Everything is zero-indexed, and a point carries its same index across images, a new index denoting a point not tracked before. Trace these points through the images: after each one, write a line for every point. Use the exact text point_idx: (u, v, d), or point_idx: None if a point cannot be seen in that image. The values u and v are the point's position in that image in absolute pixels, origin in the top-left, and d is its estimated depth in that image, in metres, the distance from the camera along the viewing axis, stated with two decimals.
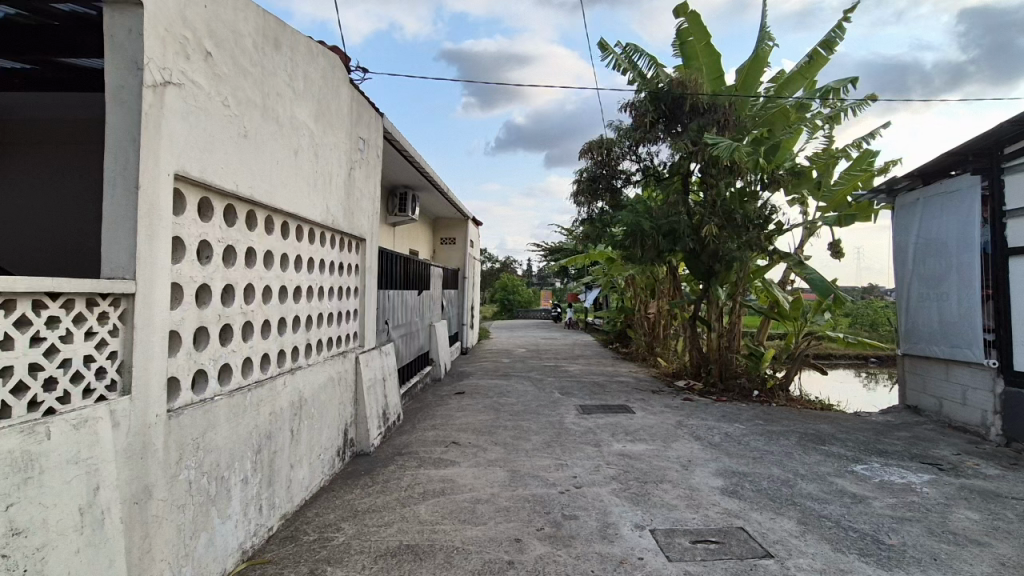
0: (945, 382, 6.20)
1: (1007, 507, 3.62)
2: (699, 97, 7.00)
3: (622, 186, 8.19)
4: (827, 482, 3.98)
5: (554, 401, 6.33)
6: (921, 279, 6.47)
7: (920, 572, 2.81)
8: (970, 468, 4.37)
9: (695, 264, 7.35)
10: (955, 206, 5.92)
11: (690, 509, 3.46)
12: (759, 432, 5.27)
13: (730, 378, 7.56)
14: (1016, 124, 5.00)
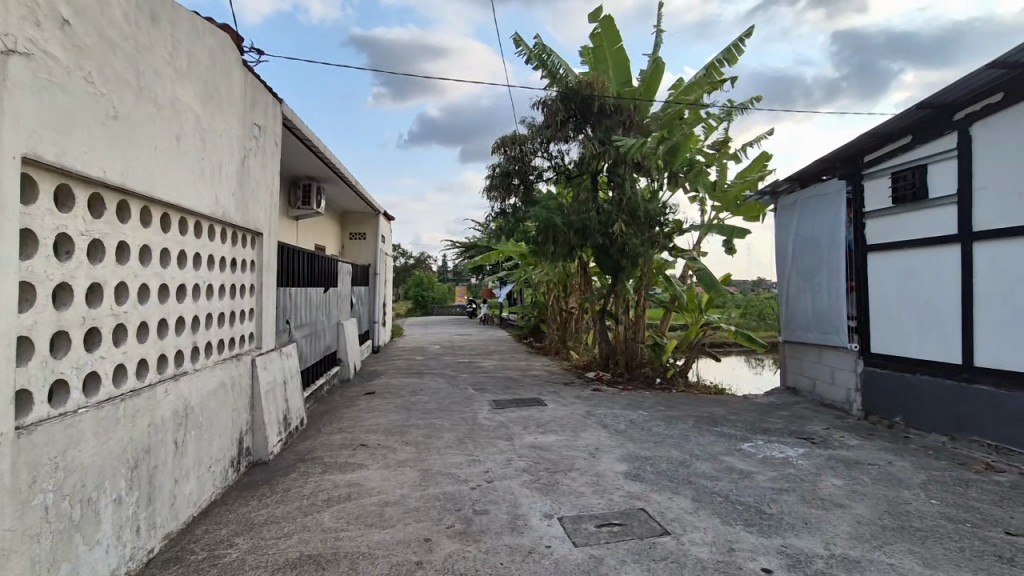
0: (817, 365, 6.95)
1: (864, 472, 4.13)
2: (605, 99, 7.30)
3: (534, 182, 8.30)
4: (719, 461, 4.31)
5: (468, 397, 6.32)
6: (799, 273, 7.19)
7: (794, 535, 3.13)
8: (837, 440, 4.93)
9: (604, 259, 7.63)
10: (826, 207, 6.63)
11: (596, 494, 3.61)
12: (660, 417, 5.60)
13: (635, 367, 8.02)
14: (873, 135, 5.69)
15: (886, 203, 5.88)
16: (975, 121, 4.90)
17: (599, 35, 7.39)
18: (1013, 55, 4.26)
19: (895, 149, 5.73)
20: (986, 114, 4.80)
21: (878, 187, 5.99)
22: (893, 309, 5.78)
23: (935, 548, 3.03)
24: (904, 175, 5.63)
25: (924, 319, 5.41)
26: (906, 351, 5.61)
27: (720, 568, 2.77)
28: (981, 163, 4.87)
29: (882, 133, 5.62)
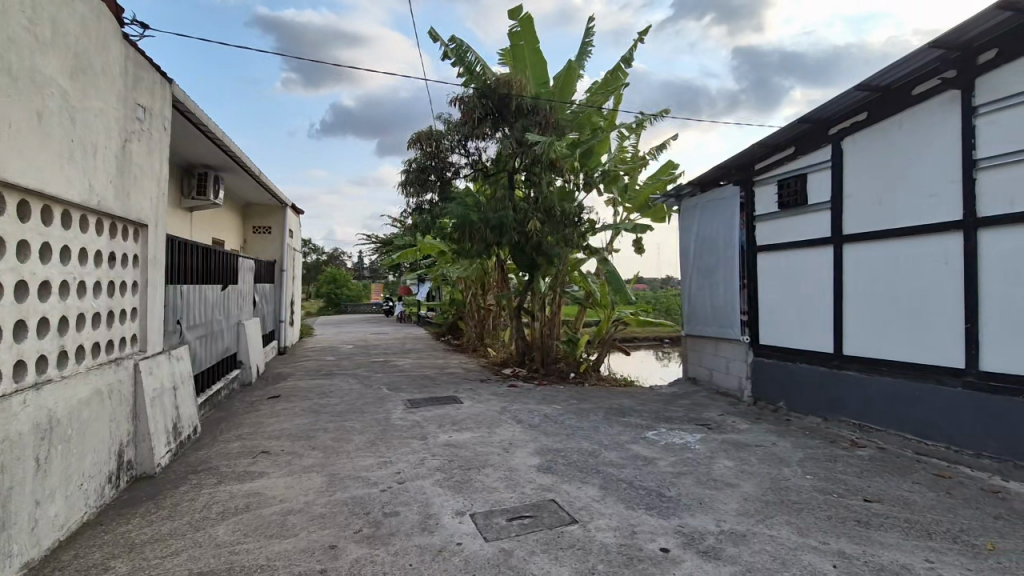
0: (713, 357, 7.50)
1: (751, 453, 4.53)
2: (522, 99, 7.39)
3: (452, 178, 8.23)
4: (625, 450, 4.53)
5: (381, 398, 6.16)
6: (699, 271, 7.72)
7: (690, 515, 3.37)
8: (729, 425, 5.36)
9: (520, 257, 7.72)
10: (723, 210, 7.17)
11: (508, 488, 3.66)
12: (572, 410, 5.78)
13: (550, 363, 8.26)
14: (762, 146, 6.25)
15: (772, 208, 6.47)
16: (845, 136, 5.51)
17: (517, 34, 7.47)
18: (876, 79, 4.84)
19: (780, 160, 6.31)
20: (854, 130, 5.42)
21: (767, 193, 6.57)
22: (778, 304, 6.37)
23: (808, 518, 3.39)
24: (789, 183, 6.22)
25: (804, 312, 6.02)
26: (788, 342, 6.22)
27: (623, 551, 2.91)
28: (850, 173, 5.48)
29: (769, 144, 6.17)
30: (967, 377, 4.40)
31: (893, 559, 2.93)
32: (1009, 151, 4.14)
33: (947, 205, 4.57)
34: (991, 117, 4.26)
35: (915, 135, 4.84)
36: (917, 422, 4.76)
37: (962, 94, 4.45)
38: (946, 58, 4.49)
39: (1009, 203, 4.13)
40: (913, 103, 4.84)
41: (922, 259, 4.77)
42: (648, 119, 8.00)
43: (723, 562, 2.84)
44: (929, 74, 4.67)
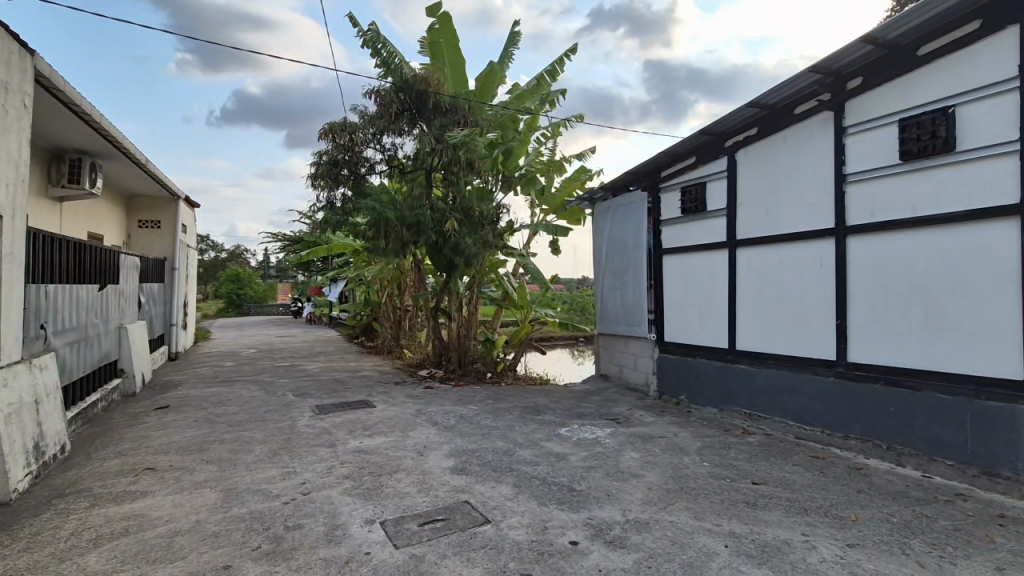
0: (623, 354, 7.86)
1: (655, 444, 4.80)
2: (441, 97, 7.32)
3: (365, 174, 7.94)
4: (539, 447, 4.62)
5: (286, 404, 5.83)
6: (610, 272, 8.06)
7: (598, 507, 3.50)
8: (637, 419, 5.64)
9: (438, 257, 7.63)
10: (632, 214, 7.53)
11: (421, 493, 3.59)
12: (488, 410, 5.80)
13: (467, 363, 8.24)
14: (667, 155, 6.64)
15: (676, 213, 6.90)
16: (739, 148, 6.00)
17: (436, 31, 7.38)
18: (765, 98, 5.31)
19: (683, 168, 6.75)
20: (746, 143, 5.90)
21: (671, 199, 7.00)
22: (680, 303, 6.80)
23: (704, 502, 3.65)
24: (690, 190, 6.64)
25: (702, 311, 6.47)
26: (689, 338, 6.66)
27: (534, 547, 2.96)
28: (742, 183, 5.97)
29: (674, 153, 6.58)
30: (837, 368, 4.94)
31: (775, 535, 3.23)
32: (871, 169, 4.70)
33: (821, 214, 5.12)
34: (859, 136, 4.81)
35: (797, 151, 5.37)
36: (797, 409, 5.28)
37: (835, 115, 5.00)
38: (822, 82, 5.02)
39: (871, 214, 4.69)
40: (796, 121, 5.36)
41: (802, 262, 5.30)
42: (564, 125, 8.24)
43: (628, 550, 2.98)
44: (809, 95, 5.19)
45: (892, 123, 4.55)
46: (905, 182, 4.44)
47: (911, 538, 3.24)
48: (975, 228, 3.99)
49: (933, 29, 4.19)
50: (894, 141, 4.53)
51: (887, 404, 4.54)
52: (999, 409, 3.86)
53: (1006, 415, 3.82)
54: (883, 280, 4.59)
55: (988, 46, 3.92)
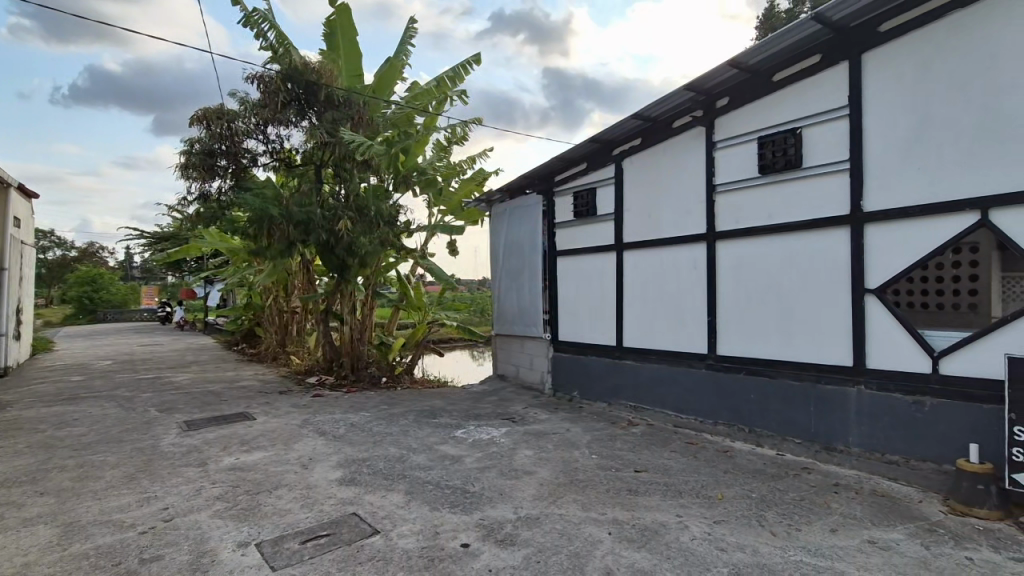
0: (519, 354, 8.01)
1: (548, 440, 4.94)
2: (333, 89, 6.99)
3: (246, 167, 7.33)
4: (433, 451, 4.56)
5: (148, 422, 5.21)
6: (507, 273, 8.18)
7: (491, 507, 3.53)
8: (531, 417, 5.77)
9: (329, 258, 7.24)
10: (528, 216, 7.71)
11: (303, 509, 3.38)
12: (381, 416, 5.62)
13: (360, 368, 7.90)
14: (560, 160, 6.88)
15: (568, 217, 7.18)
16: (625, 157, 6.38)
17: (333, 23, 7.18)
18: (647, 110, 5.70)
19: (576, 173, 7.03)
20: (631, 152, 6.28)
21: (564, 203, 7.26)
22: (573, 304, 7.09)
23: (592, 493, 3.82)
24: (582, 195, 6.95)
25: (593, 311, 6.79)
26: (581, 337, 6.96)
27: (425, 553, 2.90)
28: (628, 189, 6.35)
29: (566, 159, 6.83)
30: (708, 361, 5.43)
31: (654, 518, 3.46)
32: (736, 180, 5.21)
33: (695, 220, 5.59)
34: (726, 151, 5.32)
35: (675, 161, 5.82)
36: (675, 400, 5.72)
37: (706, 130, 5.48)
38: (696, 99, 5.48)
39: (736, 221, 5.20)
40: (673, 134, 5.81)
41: (679, 264, 5.75)
42: (463, 127, 8.23)
43: (518, 546, 3.03)
44: (685, 112, 5.66)
45: (751, 140, 5.09)
46: (762, 194, 5.00)
47: (766, 511, 3.63)
48: (816, 236, 4.59)
49: (784, 59, 4.76)
50: (753, 156, 5.08)
51: (748, 391, 5.07)
52: (835, 391, 4.47)
53: (839, 397, 4.44)
54: (746, 281, 5.12)
55: (826, 77, 4.53)
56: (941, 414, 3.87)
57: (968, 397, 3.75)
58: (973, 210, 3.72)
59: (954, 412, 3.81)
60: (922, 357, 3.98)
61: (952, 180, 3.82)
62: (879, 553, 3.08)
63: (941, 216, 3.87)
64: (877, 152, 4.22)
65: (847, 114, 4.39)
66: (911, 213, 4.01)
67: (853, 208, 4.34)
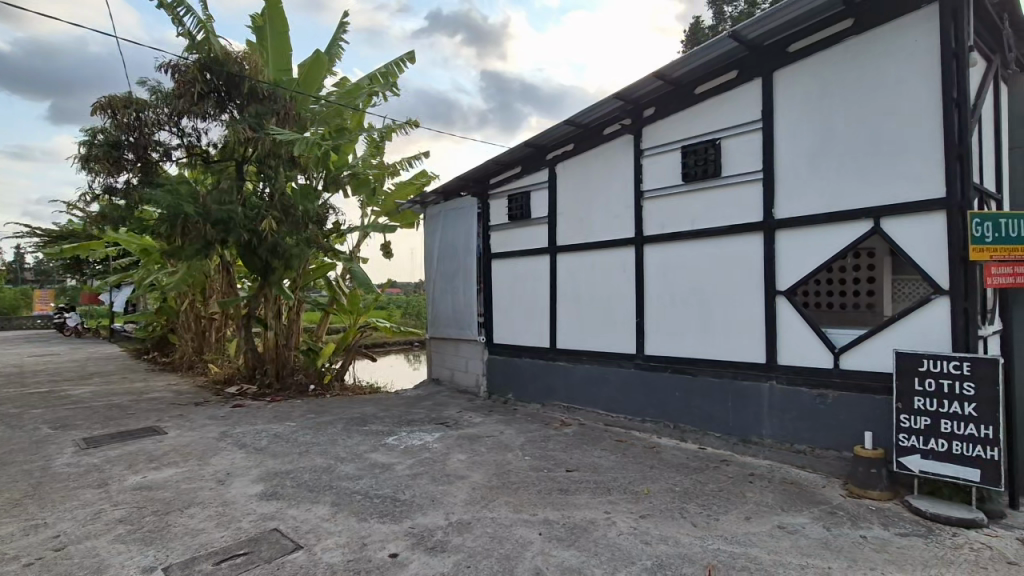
0: (454, 357, 7.95)
1: (482, 444, 4.94)
2: (256, 82, 6.64)
3: (157, 161, 6.80)
4: (362, 460, 4.43)
5: (39, 441, 4.71)
6: (441, 276, 8.11)
7: (421, 515, 3.47)
8: (465, 420, 5.74)
9: (252, 259, 6.89)
10: (463, 219, 7.69)
11: (218, 528, 3.18)
12: (307, 426, 5.40)
13: (286, 376, 7.58)
14: (495, 163, 6.91)
15: (503, 220, 7.23)
16: (558, 162, 6.50)
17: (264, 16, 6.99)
18: (579, 117, 5.84)
19: (510, 177, 7.09)
20: (564, 157, 6.41)
21: (498, 206, 7.30)
22: (508, 306, 7.12)
23: (524, 495, 3.85)
24: (516, 199, 7.02)
25: (527, 313, 6.86)
26: (515, 339, 7.01)
27: (351, 567, 2.81)
28: (561, 193, 6.47)
29: (501, 162, 6.87)
30: (636, 360, 5.63)
31: (583, 517, 3.53)
32: (662, 187, 5.44)
33: (624, 225, 5.78)
34: (652, 159, 5.54)
35: (605, 167, 5.99)
36: (605, 399, 5.89)
37: (635, 138, 5.69)
38: (624, 108, 5.68)
39: (662, 226, 5.43)
40: (604, 140, 5.98)
41: (610, 267, 5.92)
42: (398, 127, 8.06)
43: (447, 553, 3.00)
44: (614, 120, 5.85)
45: (675, 149, 5.33)
46: (685, 200, 5.24)
47: (688, 503, 3.81)
48: (734, 241, 4.87)
49: (705, 73, 5.03)
50: (677, 164, 5.32)
51: (673, 389, 5.31)
52: (750, 387, 4.77)
53: (754, 392, 4.74)
54: (671, 283, 5.35)
55: (742, 92, 4.83)
56: (841, 405, 4.22)
57: (863, 389, 4.12)
58: (867, 218, 4.08)
59: (852, 403, 4.17)
60: (826, 354, 4.32)
61: (850, 190, 4.17)
62: (787, 537, 3.31)
63: (841, 224, 4.23)
64: (789, 163, 4.53)
65: (761, 127, 4.69)
66: (816, 220, 4.35)
67: (766, 215, 4.65)
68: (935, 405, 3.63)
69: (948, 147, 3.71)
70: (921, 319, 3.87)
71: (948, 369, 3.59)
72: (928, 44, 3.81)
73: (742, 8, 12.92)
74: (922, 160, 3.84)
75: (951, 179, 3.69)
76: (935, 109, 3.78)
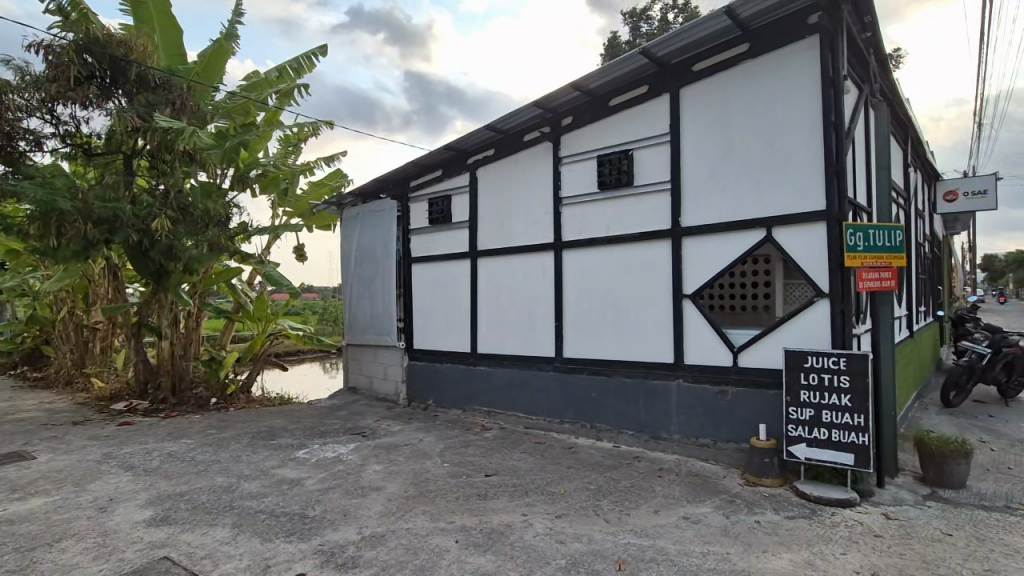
0: (372, 365, 7.72)
1: (400, 453, 4.83)
2: (146, 68, 6.09)
3: (26, 152, 6.04)
4: (269, 476, 4.17)
5: None
6: (358, 280, 7.85)
7: (332, 530, 3.32)
8: (383, 429, 5.58)
9: (143, 262, 6.32)
10: (381, 221, 7.49)
11: (96, 561, 2.85)
12: (207, 442, 5.01)
13: (184, 390, 7.03)
14: (414, 165, 6.81)
15: (424, 223, 7.13)
16: (479, 166, 6.51)
17: None
18: (498, 123, 5.90)
19: (430, 180, 7.01)
20: (485, 161, 6.44)
21: (419, 209, 7.20)
22: (428, 311, 7.02)
23: (441, 503, 3.80)
24: (437, 202, 6.94)
25: (448, 317, 6.80)
26: (435, 344, 6.92)
27: None
28: (482, 198, 6.48)
29: (421, 164, 6.78)
30: (555, 363, 5.75)
31: (500, 521, 3.54)
32: (578, 194, 5.62)
33: (543, 230, 5.90)
34: (570, 166, 5.70)
35: (525, 173, 6.09)
36: (525, 402, 5.97)
37: (553, 146, 5.82)
38: (543, 116, 5.81)
39: (579, 231, 5.59)
40: (523, 147, 6.08)
41: (529, 272, 6.01)
42: (313, 126, 7.69)
43: (359, 569, 2.89)
44: (534, 127, 5.96)
45: (591, 157, 5.52)
46: (601, 207, 5.44)
47: (602, 500, 3.94)
48: (645, 247, 5.12)
49: (618, 86, 5.26)
50: (593, 172, 5.51)
51: (590, 389, 5.48)
52: (660, 386, 5.02)
53: (663, 390, 5.00)
54: (588, 287, 5.52)
55: (652, 107, 5.09)
56: (740, 400, 4.56)
57: (757, 384, 4.47)
58: (760, 227, 4.44)
59: (749, 398, 4.51)
60: (726, 353, 4.64)
61: (747, 201, 4.52)
62: (690, 526, 3.51)
63: (739, 232, 4.57)
64: (693, 174, 4.83)
65: (668, 140, 4.97)
66: (717, 229, 4.66)
67: (673, 223, 4.93)
68: (818, 397, 4.00)
69: (826, 165, 4.12)
70: (807, 319, 4.26)
71: (828, 364, 3.98)
72: (811, 72, 4.23)
73: (654, 27, 13.69)
74: (806, 176, 4.24)
75: (829, 194, 4.11)
76: (816, 131, 4.20)
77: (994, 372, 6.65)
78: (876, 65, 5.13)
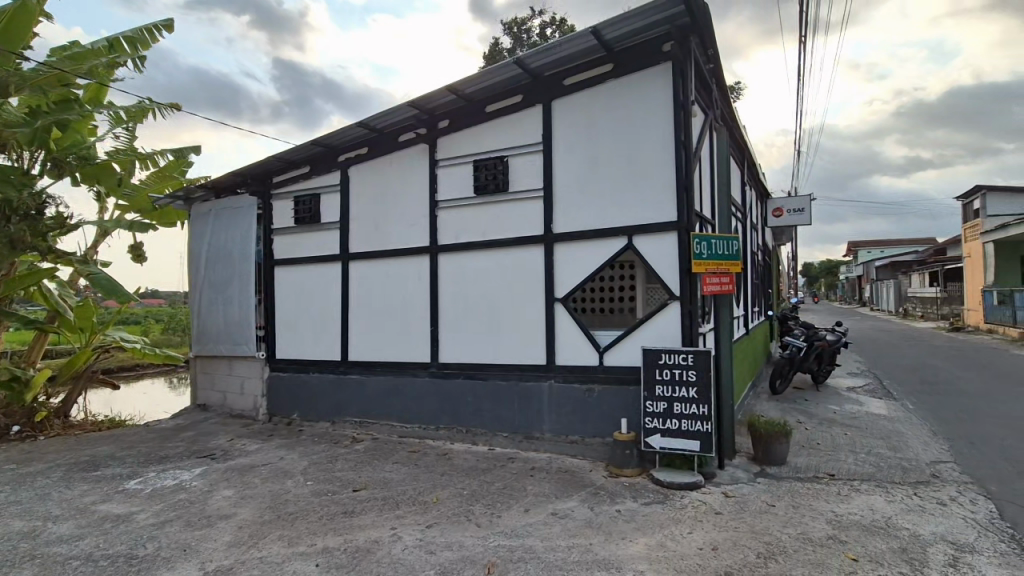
0: (227, 378, 6.99)
1: (257, 474, 4.41)
2: None
3: None
4: (86, 515, 3.55)
5: None
6: (211, 284, 7.07)
7: (167, 570, 2.91)
8: (237, 449, 5.06)
9: None
10: (237, 219, 6.80)
11: None
12: (3, 481, 4.14)
13: None
14: (279, 160, 6.30)
15: (289, 223, 6.63)
16: (351, 164, 6.21)
17: None
18: (372, 121, 5.68)
19: (296, 176, 6.55)
20: (358, 160, 6.17)
21: (284, 208, 6.69)
22: (295, 317, 6.53)
23: (302, 525, 3.52)
24: (305, 200, 6.50)
25: (317, 324, 6.38)
26: (302, 353, 6.45)
27: None
28: (356, 198, 6.19)
29: (286, 159, 6.30)
30: (431, 369, 5.66)
31: (367, 538, 3.37)
32: (455, 197, 5.59)
33: (419, 233, 5.78)
34: (447, 169, 5.66)
35: (400, 174, 5.93)
36: (400, 410, 5.79)
37: (429, 148, 5.74)
38: (420, 118, 5.71)
39: (456, 235, 5.57)
40: (398, 148, 5.93)
41: (405, 275, 5.85)
42: (152, 107, 6.75)
43: None
44: (409, 128, 5.83)
45: (468, 162, 5.54)
46: (477, 212, 5.47)
47: (474, 505, 3.94)
48: (519, 251, 5.25)
49: (494, 93, 5.32)
50: (469, 177, 5.53)
51: (466, 394, 5.46)
52: (533, 387, 5.16)
53: (535, 391, 5.14)
54: (464, 291, 5.52)
55: (526, 116, 5.24)
56: (604, 398, 4.84)
57: (619, 382, 4.80)
58: (622, 235, 4.78)
59: (612, 395, 4.81)
60: (592, 353, 4.91)
61: (610, 211, 4.84)
62: (557, 522, 3.64)
63: (604, 240, 4.86)
64: (564, 182, 5.05)
65: (541, 149, 5.15)
66: (585, 236, 4.92)
67: (546, 229, 5.11)
68: (670, 390, 4.39)
69: (677, 182, 4.56)
70: (662, 320, 4.65)
71: (679, 360, 4.38)
72: (665, 94, 4.64)
73: (534, 39, 14.16)
74: (660, 189, 4.64)
75: (679, 207, 4.54)
76: (669, 148, 4.62)
77: (808, 362, 7.84)
78: (718, 94, 5.79)
